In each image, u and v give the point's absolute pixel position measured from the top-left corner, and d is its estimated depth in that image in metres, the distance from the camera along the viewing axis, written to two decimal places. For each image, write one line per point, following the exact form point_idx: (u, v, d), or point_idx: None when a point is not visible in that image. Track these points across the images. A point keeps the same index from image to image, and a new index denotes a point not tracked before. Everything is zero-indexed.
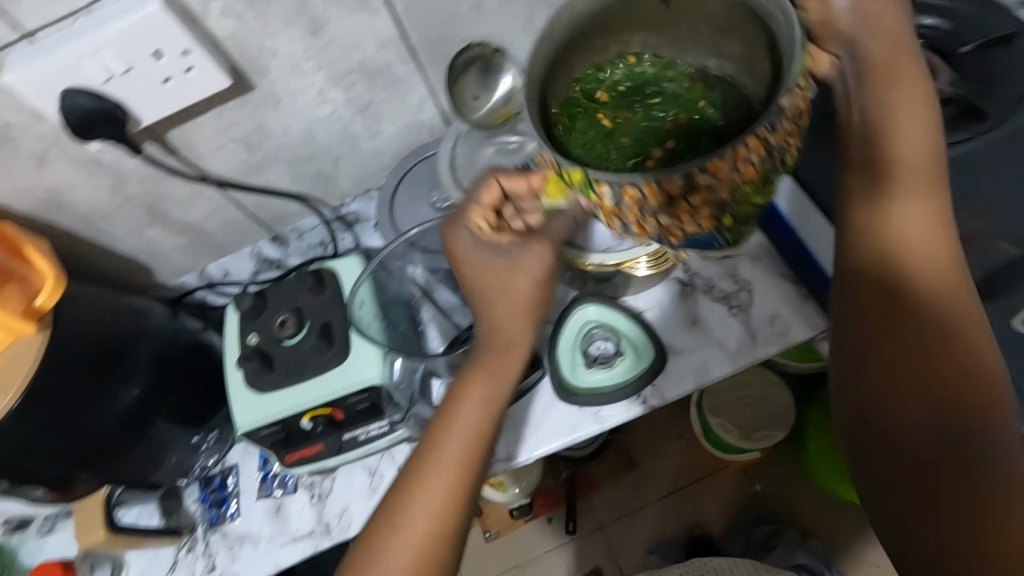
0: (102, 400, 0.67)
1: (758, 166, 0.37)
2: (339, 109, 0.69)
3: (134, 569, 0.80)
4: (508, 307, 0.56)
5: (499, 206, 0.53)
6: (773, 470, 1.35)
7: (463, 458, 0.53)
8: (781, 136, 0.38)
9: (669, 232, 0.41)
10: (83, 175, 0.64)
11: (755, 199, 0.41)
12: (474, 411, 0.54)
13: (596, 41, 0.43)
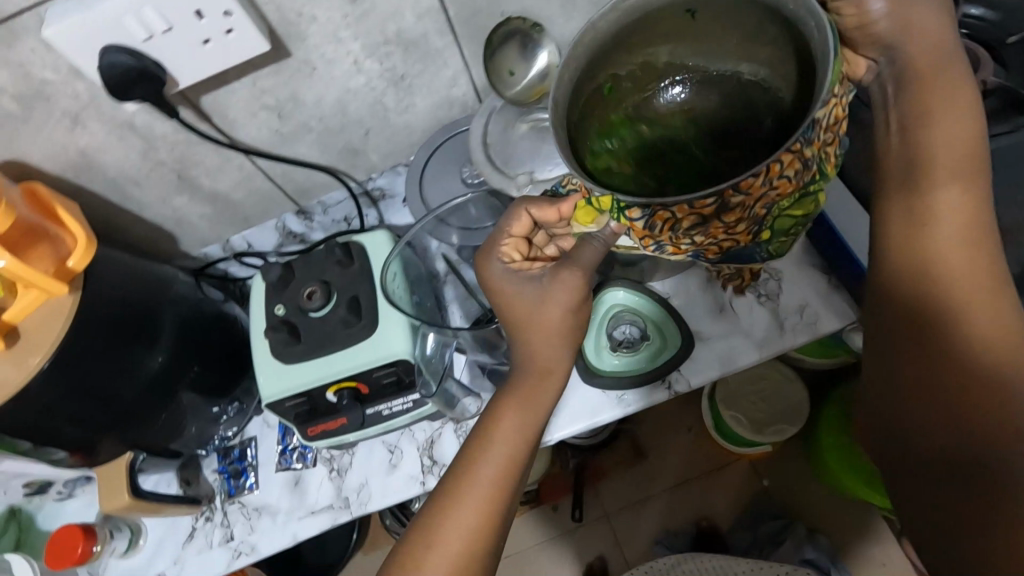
0: (127, 365, 0.65)
1: (792, 180, 0.38)
2: (372, 80, 0.68)
3: (152, 536, 0.80)
4: (540, 332, 0.56)
5: (530, 233, 0.56)
6: (783, 465, 1.35)
7: (497, 485, 0.54)
8: (816, 148, 0.38)
9: (707, 246, 0.42)
10: (115, 138, 0.63)
11: (791, 210, 0.42)
12: (507, 438, 0.55)
13: (620, 59, 0.43)
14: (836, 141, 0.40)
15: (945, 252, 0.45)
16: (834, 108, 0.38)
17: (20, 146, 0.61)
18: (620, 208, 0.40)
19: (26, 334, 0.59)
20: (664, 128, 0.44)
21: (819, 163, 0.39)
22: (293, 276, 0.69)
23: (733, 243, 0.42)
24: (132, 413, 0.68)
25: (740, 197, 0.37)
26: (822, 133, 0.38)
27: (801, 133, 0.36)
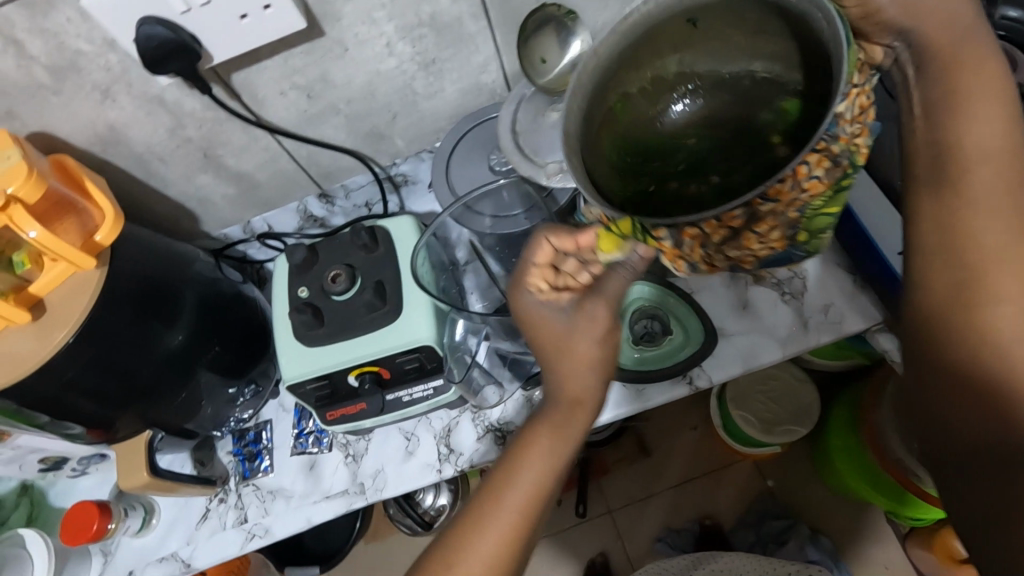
0: (148, 342, 0.64)
1: (824, 179, 0.36)
2: (403, 64, 0.68)
3: (165, 516, 0.80)
4: (575, 361, 0.51)
5: (556, 262, 0.50)
6: (789, 466, 1.35)
7: (525, 512, 0.47)
8: (846, 141, 0.36)
9: (742, 260, 0.40)
10: (143, 113, 0.63)
11: (828, 207, 0.39)
12: (537, 463, 0.48)
13: (632, 75, 0.44)
14: (869, 131, 0.38)
15: (979, 247, 0.41)
16: (860, 99, 0.36)
17: (48, 118, 0.60)
18: (646, 233, 0.37)
19: (51, 308, 0.58)
20: (684, 135, 0.46)
21: (854, 155, 0.37)
22: (317, 258, 0.69)
23: (770, 251, 0.39)
24: (152, 391, 0.67)
25: (771, 203, 0.35)
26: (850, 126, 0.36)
27: (824, 131, 0.35)
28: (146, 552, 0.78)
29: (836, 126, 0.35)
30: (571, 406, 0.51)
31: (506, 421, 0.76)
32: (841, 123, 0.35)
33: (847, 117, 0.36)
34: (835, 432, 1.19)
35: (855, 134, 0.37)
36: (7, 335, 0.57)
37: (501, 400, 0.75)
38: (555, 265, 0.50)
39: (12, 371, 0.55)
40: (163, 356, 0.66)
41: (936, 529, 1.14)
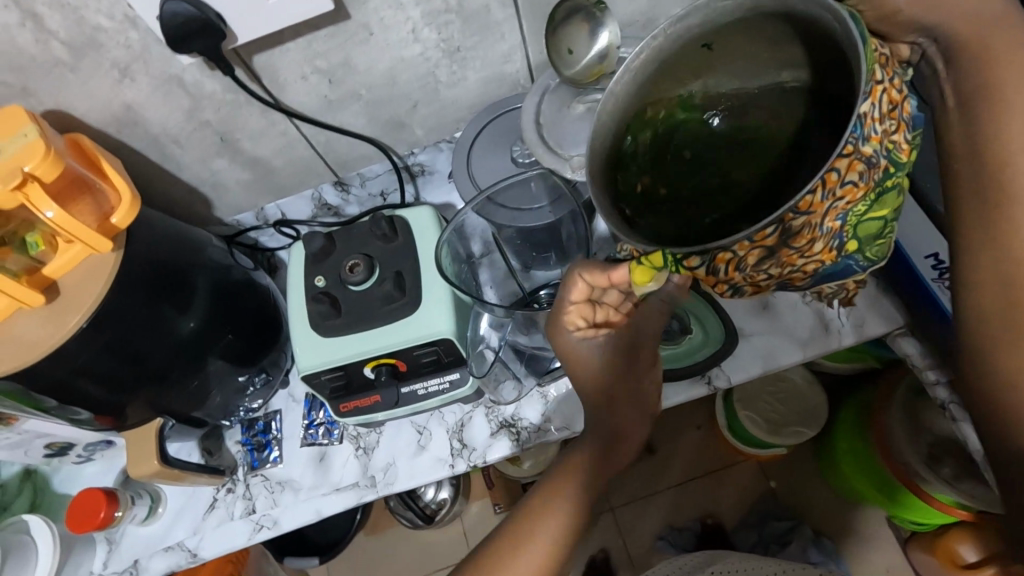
0: (161, 328, 0.63)
1: (862, 181, 0.34)
2: (427, 50, 0.66)
3: (172, 505, 0.79)
4: (612, 397, 0.58)
5: (590, 298, 0.54)
6: (791, 468, 1.34)
7: (564, 535, 0.53)
8: (878, 139, 0.34)
9: (790, 275, 0.38)
10: (161, 94, 0.61)
11: (874, 211, 0.37)
12: (577, 489, 0.55)
13: (651, 103, 0.44)
14: (902, 126, 0.36)
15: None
16: (885, 94, 0.34)
17: (63, 95, 0.58)
18: (681, 265, 0.37)
19: (65, 291, 0.56)
20: (715, 152, 0.44)
21: (888, 154, 0.35)
22: (334, 247, 0.67)
23: (818, 265, 0.37)
24: (163, 378, 0.66)
25: (806, 216, 0.34)
26: (879, 123, 0.34)
27: (851, 133, 0.33)
28: (152, 541, 0.77)
29: (864, 126, 0.33)
30: (616, 438, 0.58)
31: (520, 417, 0.75)
32: (867, 122, 0.33)
33: (874, 114, 0.34)
34: (842, 434, 1.18)
35: (887, 131, 0.35)
36: (19, 318, 0.55)
37: (517, 396, 0.75)
38: (590, 301, 0.55)
39: (25, 355, 0.54)
40: (176, 343, 0.65)
41: (939, 533, 1.14)
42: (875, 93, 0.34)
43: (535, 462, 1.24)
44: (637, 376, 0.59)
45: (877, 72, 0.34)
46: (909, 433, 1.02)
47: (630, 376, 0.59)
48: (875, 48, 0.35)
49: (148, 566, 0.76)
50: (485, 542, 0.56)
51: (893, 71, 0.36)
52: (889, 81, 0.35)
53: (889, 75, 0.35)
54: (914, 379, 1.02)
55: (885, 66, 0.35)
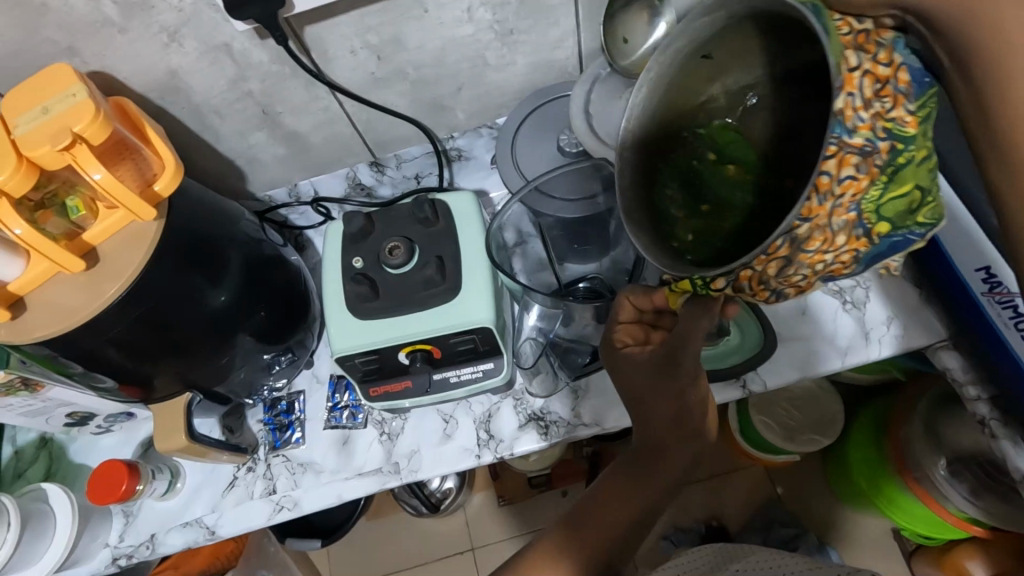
0: (193, 299, 0.61)
1: (861, 172, 0.34)
2: (479, 31, 0.65)
3: (190, 480, 0.78)
4: (665, 416, 0.57)
5: (641, 317, 0.58)
6: (797, 475, 1.32)
7: (608, 543, 0.57)
8: (871, 122, 0.33)
9: (828, 268, 0.37)
10: (207, 61, 0.60)
11: (894, 188, 0.35)
12: (618, 500, 0.59)
13: (669, 115, 0.46)
14: (898, 99, 0.34)
15: None
16: (865, 78, 0.33)
17: (109, 57, 0.57)
18: (710, 288, 0.41)
19: (105, 258, 0.55)
20: (745, 155, 0.44)
21: (890, 134, 0.34)
22: (373, 228, 0.66)
23: (851, 254, 0.37)
24: (196, 353, 0.65)
25: (809, 225, 0.34)
26: (866, 108, 0.33)
27: (833, 133, 0.32)
28: (170, 515, 0.77)
29: (844, 121, 0.32)
30: (652, 450, 0.59)
31: (549, 410, 0.74)
32: (849, 116, 0.32)
33: (858, 103, 0.33)
34: (856, 443, 1.15)
35: (881, 111, 0.34)
36: (58, 283, 0.54)
37: (546, 391, 0.74)
38: (641, 321, 0.58)
39: (62, 321, 0.53)
40: (209, 316, 0.63)
41: (946, 547, 1.14)
42: (854, 80, 0.33)
43: (541, 458, 1.21)
44: (681, 390, 0.56)
45: (850, 56, 0.33)
46: (931, 448, 1.00)
47: (669, 389, 0.56)
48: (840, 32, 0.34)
49: (165, 541, 0.76)
50: (524, 550, 0.60)
51: (874, 47, 0.34)
52: (869, 61, 0.34)
53: (868, 52, 0.34)
54: (939, 391, 1.00)
55: (861, 43, 0.34)
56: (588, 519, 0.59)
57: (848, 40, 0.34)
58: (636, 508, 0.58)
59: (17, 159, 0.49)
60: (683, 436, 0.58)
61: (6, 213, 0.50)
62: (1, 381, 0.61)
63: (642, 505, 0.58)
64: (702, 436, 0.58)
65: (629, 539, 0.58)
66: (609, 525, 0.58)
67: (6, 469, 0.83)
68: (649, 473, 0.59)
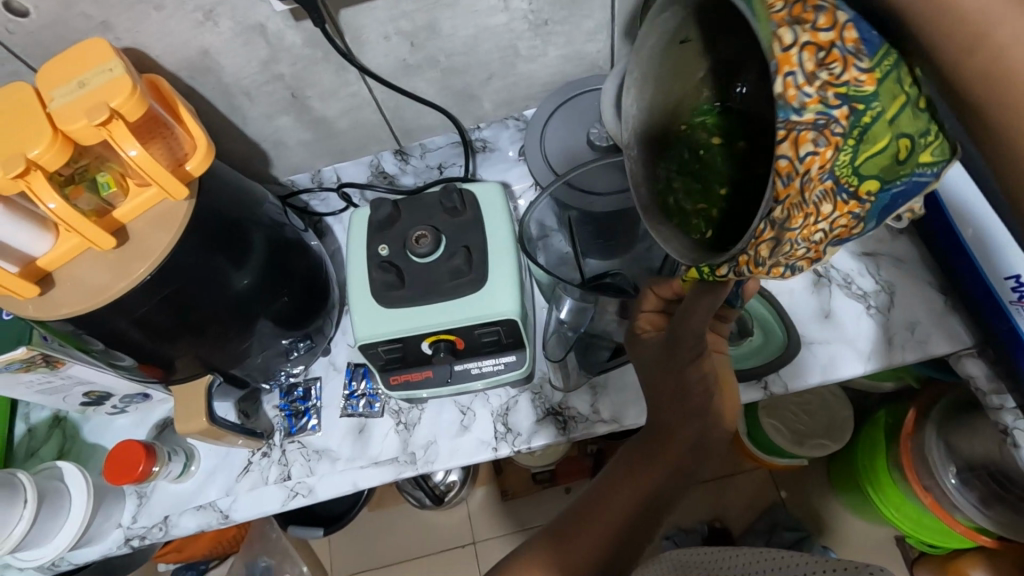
0: (219, 282, 0.61)
1: (822, 145, 0.32)
2: (513, 21, 0.64)
3: (205, 464, 0.78)
4: (671, 400, 0.57)
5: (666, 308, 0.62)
6: (801, 478, 1.31)
7: (615, 530, 0.57)
8: (820, 94, 0.31)
9: (831, 239, 0.36)
10: (240, 41, 0.59)
11: (870, 147, 0.33)
12: (626, 487, 0.58)
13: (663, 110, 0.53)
14: (844, 61, 0.32)
15: None
16: (804, 51, 0.31)
17: (142, 34, 0.56)
18: (715, 275, 0.42)
19: (134, 236, 0.55)
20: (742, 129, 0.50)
21: (843, 99, 0.32)
22: (399, 215, 0.66)
23: (847, 221, 0.35)
24: (219, 336, 0.64)
25: (786, 209, 0.33)
26: (812, 81, 0.31)
27: (780, 118, 0.32)
28: (183, 497, 0.76)
29: (788, 103, 0.32)
30: (656, 434, 0.59)
31: (568, 405, 0.73)
32: (792, 97, 0.31)
33: (800, 80, 0.31)
34: (863, 450, 1.14)
35: (829, 78, 0.32)
36: (86, 260, 0.54)
37: (564, 386, 0.74)
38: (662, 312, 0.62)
39: (91, 300, 0.52)
40: (234, 299, 0.63)
41: (952, 556, 1.13)
42: (792, 57, 0.31)
43: (544, 453, 1.19)
44: (679, 369, 0.56)
45: (781, 34, 0.31)
46: (943, 456, 0.98)
47: (672, 370, 0.56)
48: (770, 7, 0.32)
49: (178, 523, 0.75)
50: (534, 540, 0.60)
51: (812, 13, 0.32)
52: (808, 31, 0.32)
53: (805, 21, 0.32)
54: (951, 401, 0.99)
55: (797, 14, 0.32)
56: (593, 509, 0.58)
57: (777, 14, 0.32)
58: (643, 496, 0.57)
59: (53, 134, 0.49)
60: (687, 420, 0.56)
61: (41, 187, 0.49)
62: (22, 358, 0.61)
63: (650, 492, 0.57)
64: (715, 421, 0.56)
65: (635, 527, 0.57)
66: (614, 513, 0.57)
67: (18, 446, 0.82)
68: (655, 460, 0.57)
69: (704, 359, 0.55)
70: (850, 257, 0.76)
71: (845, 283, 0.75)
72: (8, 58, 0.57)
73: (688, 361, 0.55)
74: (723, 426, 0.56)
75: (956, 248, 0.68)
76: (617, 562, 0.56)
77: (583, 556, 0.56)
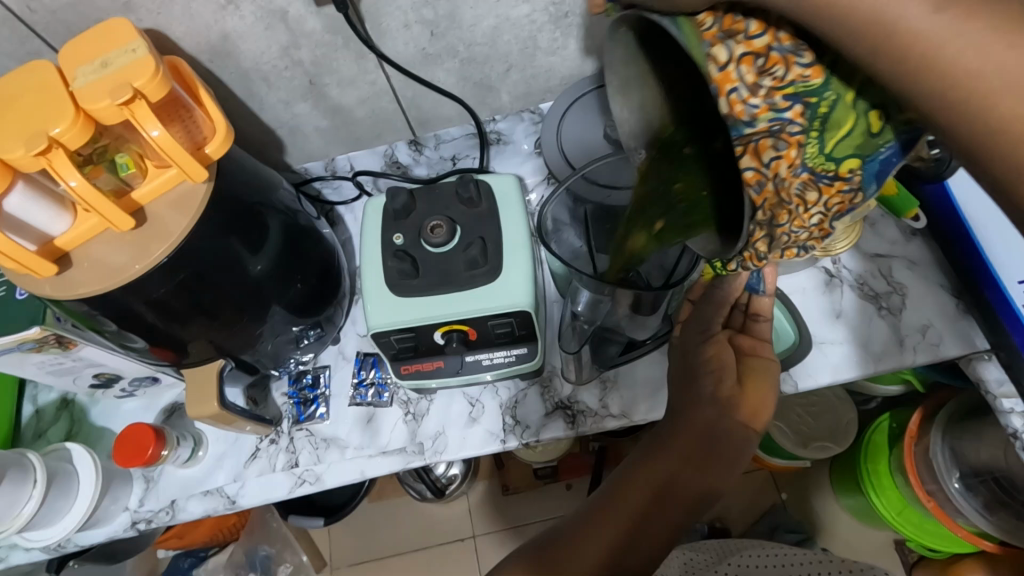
0: (233, 266, 0.60)
1: (784, 147, 0.35)
2: (534, 13, 0.64)
3: (213, 449, 0.78)
4: (687, 393, 0.62)
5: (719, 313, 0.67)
6: (800, 478, 1.31)
7: (639, 513, 0.55)
8: (768, 102, 0.34)
9: (825, 215, 0.39)
10: (261, 26, 0.59)
11: (837, 134, 0.36)
12: (646, 472, 0.58)
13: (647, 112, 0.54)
14: (785, 61, 0.34)
15: None
16: (741, 64, 0.34)
17: (164, 16, 0.56)
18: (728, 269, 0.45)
19: (152, 218, 0.55)
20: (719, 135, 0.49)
21: (793, 98, 0.34)
22: (416, 204, 0.66)
23: (835, 197, 0.38)
24: (232, 321, 0.64)
25: (768, 211, 0.37)
26: (757, 92, 0.34)
27: (736, 135, 0.35)
28: (191, 482, 0.77)
29: (738, 118, 0.34)
30: (672, 426, 0.61)
31: (577, 400, 0.73)
32: (741, 113, 0.34)
33: (744, 93, 0.34)
34: (869, 455, 1.11)
35: (774, 81, 0.34)
36: (102, 240, 0.54)
37: (576, 379, 0.74)
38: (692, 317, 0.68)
39: (106, 281, 0.52)
40: (249, 285, 0.63)
41: (950, 560, 1.13)
42: (732, 73, 0.34)
43: (545, 449, 1.18)
44: (692, 349, 0.64)
45: (716, 53, 0.34)
46: (949, 461, 0.97)
47: (688, 355, 0.65)
48: (701, 26, 0.35)
49: (184, 508, 0.75)
50: (551, 531, 0.56)
51: (742, 23, 0.34)
52: (742, 43, 0.34)
53: (737, 33, 0.34)
54: (956, 407, 0.96)
55: (727, 28, 0.35)
56: (614, 496, 0.57)
57: (709, 33, 0.35)
58: (655, 485, 0.57)
59: (75, 113, 0.49)
60: (703, 405, 0.60)
61: (61, 165, 0.49)
62: (36, 338, 0.61)
63: (663, 480, 0.57)
64: (730, 408, 0.59)
65: (657, 513, 0.55)
66: (636, 497, 0.56)
67: (25, 428, 0.82)
68: (669, 445, 0.59)
69: (712, 338, 0.63)
70: (863, 259, 0.76)
71: (857, 283, 0.75)
72: (30, 36, 0.57)
73: (697, 341, 0.64)
74: (741, 417, 0.59)
75: (970, 250, 0.69)
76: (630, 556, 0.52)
77: (596, 543, 0.53)
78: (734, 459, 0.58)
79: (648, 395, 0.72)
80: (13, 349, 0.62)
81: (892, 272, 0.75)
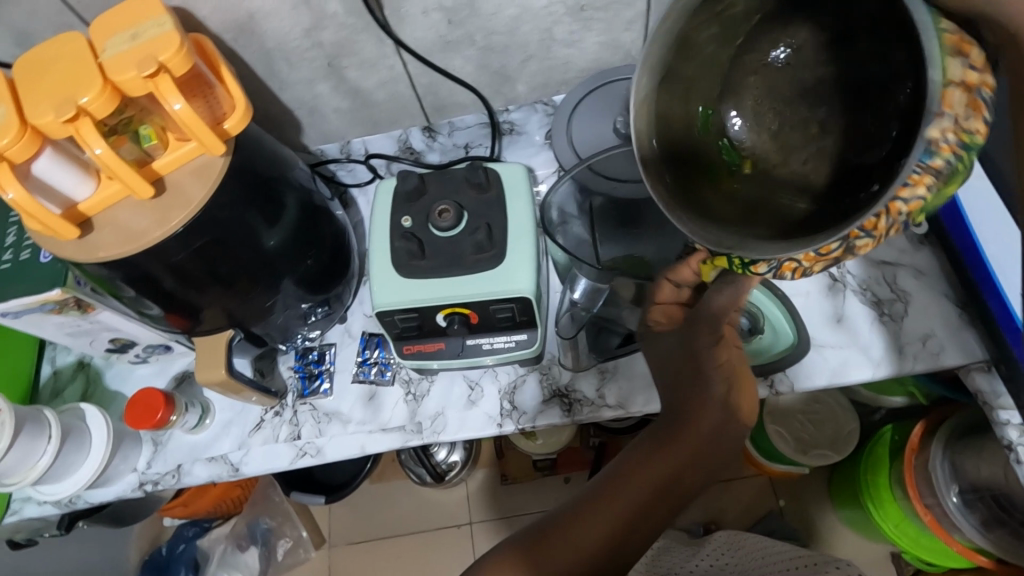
0: (249, 238, 0.62)
1: (930, 188, 0.35)
2: (553, 5, 0.66)
3: (220, 417, 0.81)
4: (687, 382, 0.61)
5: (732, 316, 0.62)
6: (799, 483, 1.30)
7: (637, 504, 0.56)
8: (955, 143, 0.34)
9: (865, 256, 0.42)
10: (287, 7, 0.61)
11: (952, 193, 0.38)
12: (648, 463, 0.58)
13: None
14: (980, 109, 0.35)
15: None
16: (961, 91, 0.34)
17: None
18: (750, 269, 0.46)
19: (171, 188, 0.57)
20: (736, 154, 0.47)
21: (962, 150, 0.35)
22: (427, 188, 0.68)
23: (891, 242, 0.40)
24: (245, 291, 0.66)
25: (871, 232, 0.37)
26: (958, 126, 0.34)
27: (917, 156, 0.34)
28: (197, 448, 0.79)
29: (932, 145, 0.34)
30: (676, 414, 0.60)
31: (575, 389, 0.74)
32: (939, 138, 0.34)
33: (949, 124, 0.34)
34: (870, 466, 1.10)
35: (965, 127, 0.35)
36: (124, 206, 0.57)
37: (574, 366, 0.75)
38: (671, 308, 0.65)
39: (123, 245, 0.55)
40: (262, 259, 0.65)
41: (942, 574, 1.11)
42: (951, 95, 0.33)
43: (546, 442, 1.18)
44: (702, 352, 0.61)
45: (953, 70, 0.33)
46: (948, 476, 0.95)
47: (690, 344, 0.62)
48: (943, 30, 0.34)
49: (190, 472, 0.78)
50: (548, 514, 0.58)
51: (973, 49, 0.34)
52: (969, 69, 0.34)
53: (966, 55, 0.34)
54: (959, 421, 0.95)
55: (960, 45, 0.34)
56: (616, 486, 0.57)
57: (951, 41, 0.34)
58: (656, 475, 0.57)
59: (103, 84, 0.51)
60: (706, 395, 0.60)
61: (88, 132, 0.52)
62: (58, 299, 0.64)
63: (664, 469, 0.57)
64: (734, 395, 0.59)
65: (657, 501, 0.56)
66: (636, 486, 0.57)
67: (43, 387, 0.85)
68: (666, 437, 0.59)
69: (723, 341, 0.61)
70: (870, 266, 0.76)
71: (861, 289, 0.75)
72: (64, 9, 0.60)
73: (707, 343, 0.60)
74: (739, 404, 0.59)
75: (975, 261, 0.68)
76: (618, 552, 0.53)
77: (593, 535, 0.54)
78: (731, 446, 0.59)
79: (644, 390, 0.72)
80: (35, 309, 0.65)
81: (897, 280, 0.75)
